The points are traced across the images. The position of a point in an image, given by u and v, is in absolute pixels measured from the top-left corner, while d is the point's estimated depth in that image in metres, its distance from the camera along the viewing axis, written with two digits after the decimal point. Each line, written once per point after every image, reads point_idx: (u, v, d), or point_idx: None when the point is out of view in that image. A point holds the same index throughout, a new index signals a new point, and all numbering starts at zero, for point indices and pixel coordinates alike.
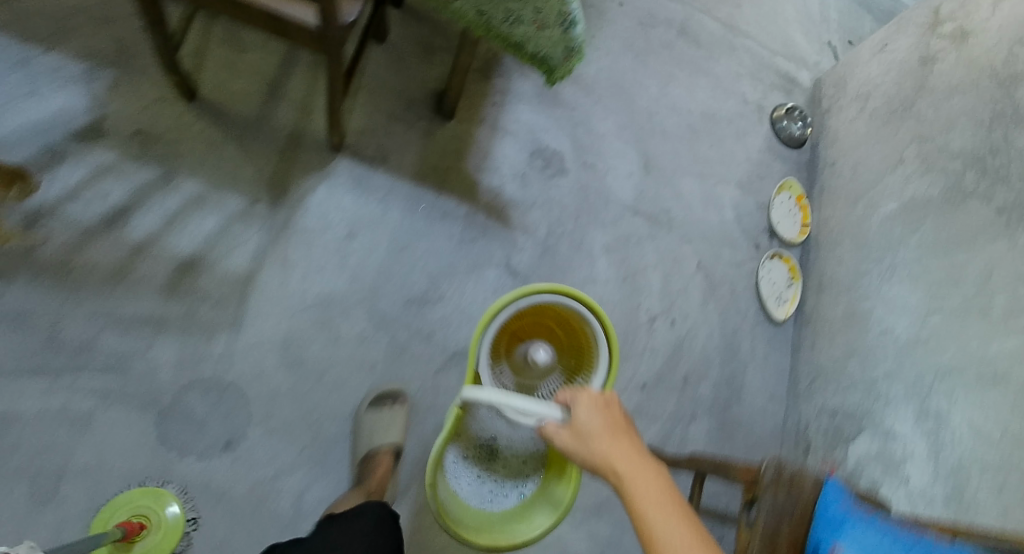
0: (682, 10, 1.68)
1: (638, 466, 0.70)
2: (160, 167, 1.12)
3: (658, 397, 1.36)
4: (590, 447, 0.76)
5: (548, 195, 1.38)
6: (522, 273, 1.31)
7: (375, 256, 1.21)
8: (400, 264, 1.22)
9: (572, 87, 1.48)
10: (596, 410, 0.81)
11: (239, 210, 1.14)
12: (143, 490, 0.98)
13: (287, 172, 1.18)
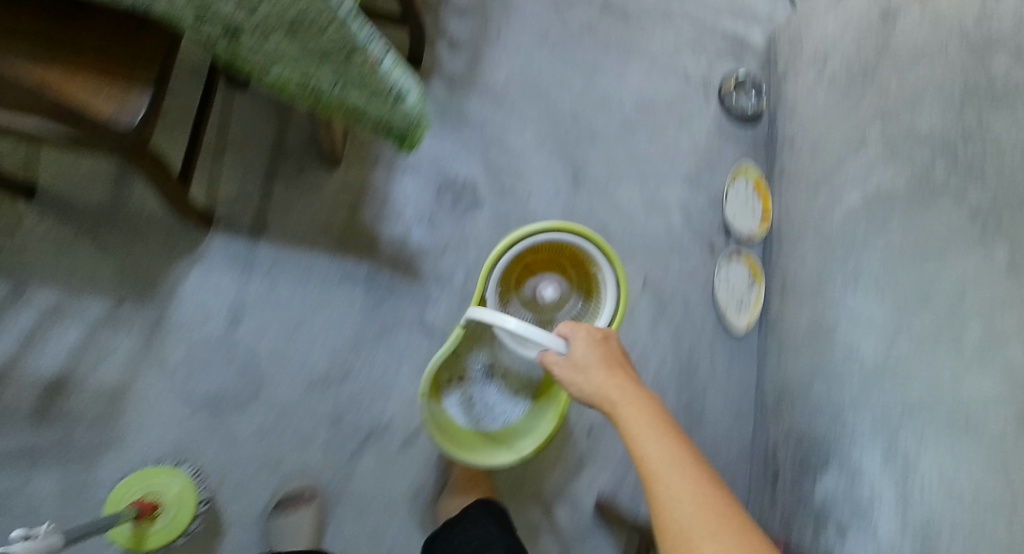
0: None
1: (638, 405, 0.75)
2: (7, 282, 1.00)
3: (608, 439, 1.24)
4: (596, 381, 0.79)
5: (463, 233, 1.23)
6: (440, 330, 1.17)
7: (266, 340, 1.08)
8: (297, 345, 1.09)
9: (479, 98, 1.30)
10: (599, 345, 0.83)
11: (102, 315, 1.02)
12: (152, 467, 1.00)
13: (149, 266, 1.04)
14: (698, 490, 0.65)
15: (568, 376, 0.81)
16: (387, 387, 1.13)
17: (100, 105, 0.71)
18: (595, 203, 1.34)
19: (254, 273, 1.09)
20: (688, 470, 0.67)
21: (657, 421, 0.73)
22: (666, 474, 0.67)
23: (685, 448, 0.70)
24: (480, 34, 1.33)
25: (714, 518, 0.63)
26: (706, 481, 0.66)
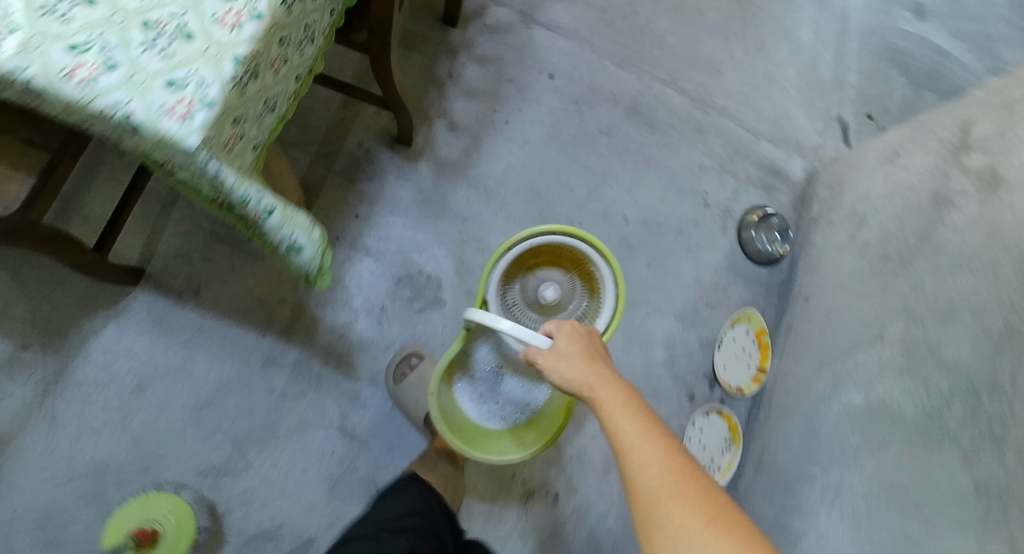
0: (635, 82, 1.34)
1: (614, 386, 0.66)
2: None
3: None
4: (575, 362, 0.71)
5: (413, 333, 1.11)
6: (361, 437, 1.06)
7: (168, 414, 0.99)
8: (200, 425, 1.00)
9: (466, 187, 1.18)
10: (578, 335, 0.76)
11: (4, 355, 0.95)
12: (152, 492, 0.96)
13: (65, 313, 0.97)
14: (671, 469, 0.56)
15: (546, 360, 0.73)
16: (286, 490, 1.01)
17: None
18: None
19: (175, 340, 1.00)
20: (663, 447, 0.58)
21: (637, 404, 0.64)
22: (639, 453, 0.58)
23: (663, 429, 0.60)
24: (485, 118, 1.23)
25: (689, 500, 0.54)
26: (682, 464, 0.56)
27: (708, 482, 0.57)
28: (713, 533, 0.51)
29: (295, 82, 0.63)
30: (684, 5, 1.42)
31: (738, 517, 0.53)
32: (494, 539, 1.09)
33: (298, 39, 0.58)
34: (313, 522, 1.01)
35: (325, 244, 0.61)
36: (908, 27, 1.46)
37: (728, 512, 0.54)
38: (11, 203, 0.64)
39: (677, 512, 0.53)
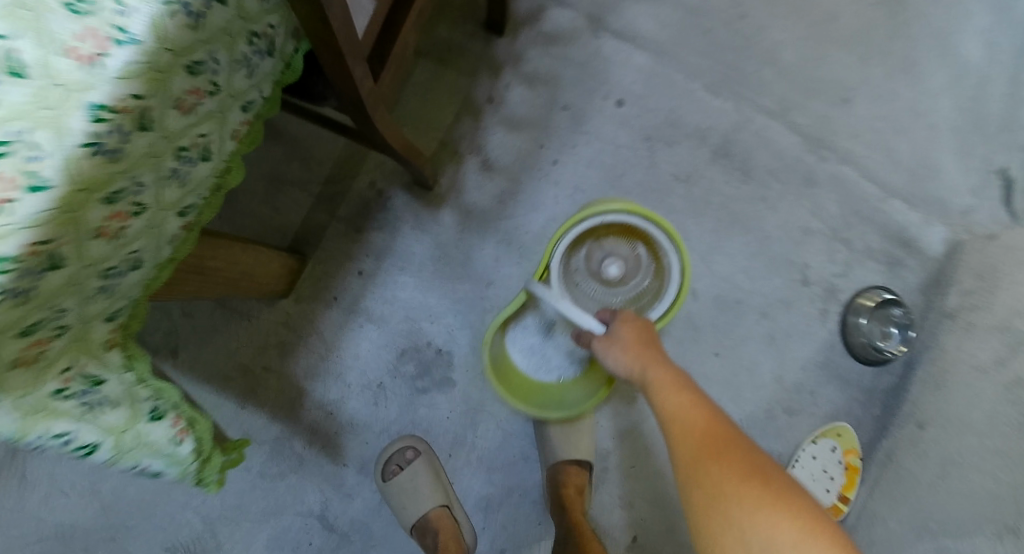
0: (730, 111, 1.03)
1: (663, 366, 0.65)
2: None
3: None
4: (626, 344, 0.70)
5: (413, 416, 0.95)
6: (341, 530, 0.93)
7: (138, 484, 0.91)
8: (169, 498, 0.91)
9: (494, 243, 0.97)
10: (634, 320, 0.74)
11: None
12: None
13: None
14: (711, 431, 0.54)
15: (602, 345, 0.73)
16: None
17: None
18: (604, 419, 1.00)
19: None
20: (704, 415, 0.57)
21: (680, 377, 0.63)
22: (684, 422, 0.57)
23: (706, 400, 0.59)
24: (529, 156, 1.00)
25: (726, 464, 0.51)
26: (723, 431, 0.55)
27: (751, 447, 0.54)
28: (749, 497, 0.48)
29: (178, 214, 0.42)
30: (811, 7, 1.07)
31: (778, 472, 0.51)
32: None
33: (170, 172, 0.38)
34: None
35: (201, 452, 0.45)
36: None
37: (773, 476, 0.51)
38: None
39: (716, 474, 0.51)
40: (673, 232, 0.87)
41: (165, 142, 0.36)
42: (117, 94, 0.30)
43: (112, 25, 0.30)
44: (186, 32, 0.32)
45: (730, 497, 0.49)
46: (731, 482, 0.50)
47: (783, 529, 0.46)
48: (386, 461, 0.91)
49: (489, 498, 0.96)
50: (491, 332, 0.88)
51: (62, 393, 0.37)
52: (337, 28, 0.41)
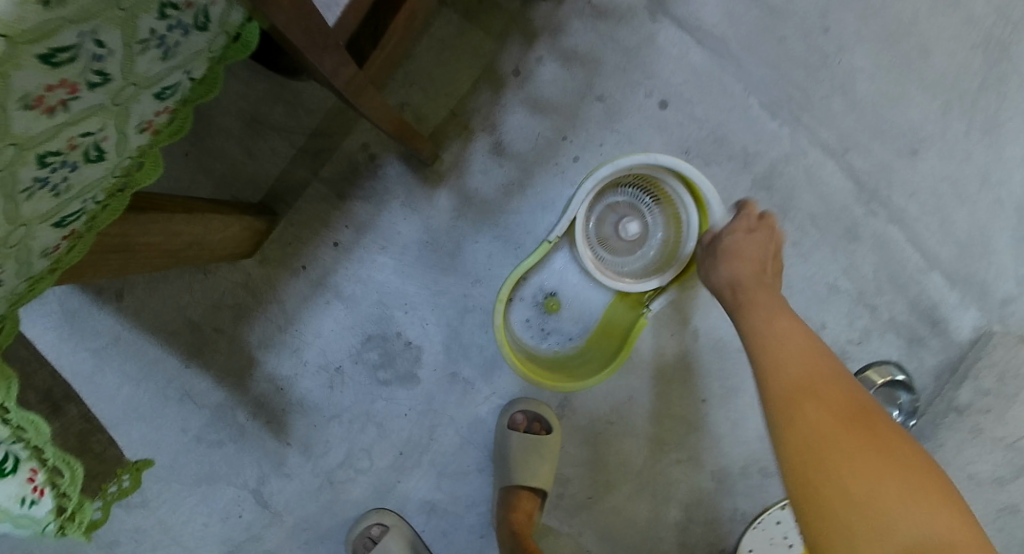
0: (784, 138, 0.91)
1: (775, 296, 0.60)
2: None
3: None
4: (732, 259, 0.64)
5: (366, 407, 0.88)
6: (274, 509, 0.90)
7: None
8: None
9: (490, 239, 0.87)
10: (749, 230, 0.66)
11: None
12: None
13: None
14: (814, 370, 0.50)
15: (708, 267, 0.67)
16: (182, 542, 0.90)
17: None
18: (571, 447, 0.93)
19: (88, 346, 0.85)
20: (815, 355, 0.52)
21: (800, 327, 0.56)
22: (789, 355, 0.52)
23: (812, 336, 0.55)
24: (548, 147, 0.87)
25: (826, 403, 0.47)
26: (829, 371, 0.50)
27: (862, 392, 0.49)
28: (847, 436, 0.44)
29: (59, 225, 0.32)
30: (905, 32, 0.92)
31: (884, 422, 0.46)
32: None
33: (33, 182, 0.27)
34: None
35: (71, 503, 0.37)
36: None
37: (878, 424, 0.46)
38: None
39: (812, 413, 0.46)
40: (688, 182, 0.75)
41: (19, 152, 0.25)
42: None
43: None
44: (35, 12, 0.20)
45: (831, 439, 0.44)
46: (828, 425, 0.45)
47: (890, 480, 0.41)
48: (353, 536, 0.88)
49: (433, 504, 0.91)
50: (500, 294, 0.79)
51: None
52: (288, 28, 0.35)
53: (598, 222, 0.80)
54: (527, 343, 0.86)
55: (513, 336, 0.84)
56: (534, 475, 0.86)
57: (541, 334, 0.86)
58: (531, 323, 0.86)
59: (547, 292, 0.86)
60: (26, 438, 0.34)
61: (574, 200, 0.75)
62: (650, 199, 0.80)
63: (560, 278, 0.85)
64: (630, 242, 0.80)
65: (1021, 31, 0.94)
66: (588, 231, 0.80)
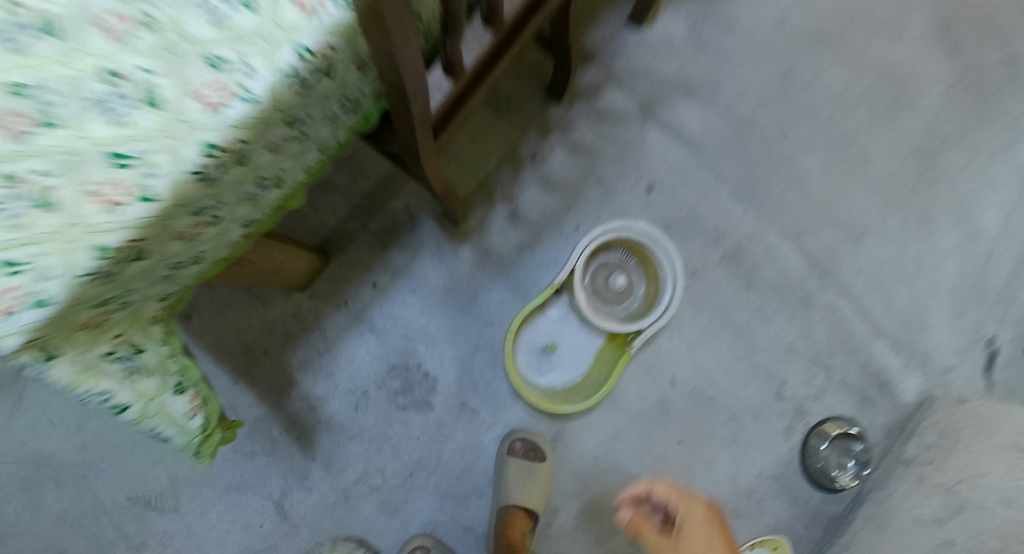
0: (749, 221, 1.10)
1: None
2: None
3: None
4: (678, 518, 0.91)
5: (385, 429, 1.01)
6: (292, 520, 1.00)
7: (119, 431, 0.99)
8: (145, 452, 0.99)
9: (502, 288, 1.03)
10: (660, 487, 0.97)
11: None
12: None
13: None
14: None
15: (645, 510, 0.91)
16: (205, 547, 0.99)
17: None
18: (563, 478, 1.04)
19: None
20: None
21: None
22: None
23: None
24: (555, 217, 1.06)
25: None
26: None
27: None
28: None
29: (244, 225, 0.49)
30: (847, 145, 1.14)
31: None
32: None
33: (246, 192, 0.44)
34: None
35: (205, 425, 0.53)
36: None
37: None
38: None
39: None
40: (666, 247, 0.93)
41: (250, 172, 0.42)
42: (227, 136, 0.37)
43: (240, 83, 0.37)
44: (289, 93, 0.39)
45: None
46: None
47: None
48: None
49: (435, 524, 1.01)
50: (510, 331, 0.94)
51: (112, 355, 0.43)
52: (410, 118, 0.51)
53: (593, 276, 0.97)
54: (528, 377, 0.99)
55: (518, 370, 0.98)
56: (529, 495, 0.97)
57: (541, 371, 1.00)
58: (532, 362, 1.00)
59: (548, 335, 1.01)
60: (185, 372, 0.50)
61: (576, 256, 0.92)
62: (635, 260, 0.98)
63: (557, 327, 1.01)
64: (618, 294, 0.97)
65: (942, 150, 1.17)
66: (585, 283, 0.96)
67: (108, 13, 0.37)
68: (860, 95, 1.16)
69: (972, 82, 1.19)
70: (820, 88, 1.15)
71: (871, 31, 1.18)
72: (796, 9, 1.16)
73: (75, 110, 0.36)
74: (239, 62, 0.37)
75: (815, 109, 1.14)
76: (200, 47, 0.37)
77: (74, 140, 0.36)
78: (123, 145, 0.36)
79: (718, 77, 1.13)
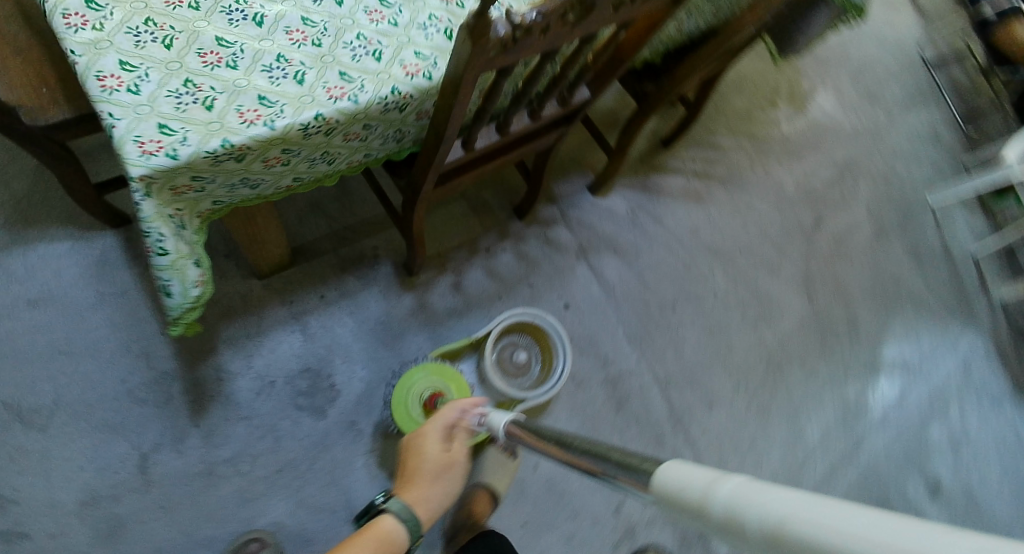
0: (632, 360, 1.35)
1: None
2: None
3: None
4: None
5: (274, 421, 1.10)
6: (149, 476, 1.02)
7: (29, 339, 1.04)
8: (41, 366, 1.03)
9: (424, 338, 1.21)
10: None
11: None
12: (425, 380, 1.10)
13: (45, 211, 1.10)
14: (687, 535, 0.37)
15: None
16: (49, 476, 0.99)
17: (14, 95, 0.73)
18: None
19: (98, 288, 1.08)
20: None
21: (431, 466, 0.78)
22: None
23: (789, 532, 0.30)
24: (486, 300, 1.28)
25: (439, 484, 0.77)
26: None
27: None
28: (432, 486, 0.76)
29: (295, 178, 0.68)
30: (719, 334, 1.44)
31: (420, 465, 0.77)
32: None
33: (312, 156, 0.65)
34: (41, 522, 0.97)
35: (197, 304, 0.64)
36: (911, 492, 1.41)
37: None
38: (37, 117, 0.74)
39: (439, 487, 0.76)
40: (562, 340, 1.18)
41: (325, 143, 0.64)
42: (331, 115, 0.59)
43: (352, 91, 0.60)
44: (375, 110, 0.62)
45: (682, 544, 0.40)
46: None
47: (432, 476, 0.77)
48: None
49: (279, 525, 1.05)
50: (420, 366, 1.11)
51: (171, 215, 0.59)
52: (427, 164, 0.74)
53: (501, 347, 1.18)
54: None
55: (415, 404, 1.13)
56: (498, 480, 1.10)
57: None
58: None
59: None
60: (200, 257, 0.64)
61: (495, 322, 1.15)
62: (538, 348, 1.21)
63: None
64: (516, 366, 1.18)
65: (791, 361, 1.47)
66: (495, 351, 1.17)
67: (294, 29, 0.61)
68: (739, 302, 1.49)
69: (817, 327, 1.51)
70: (711, 286, 1.48)
71: (755, 265, 1.53)
72: (707, 226, 1.54)
73: (250, 66, 0.58)
74: (357, 81, 0.61)
75: (705, 297, 1.47)
76: (338, 67, 0.61)
77: (241, 81, 0.57)
78: (270, 94, 0.57)
79: (640, 248, 1.46)
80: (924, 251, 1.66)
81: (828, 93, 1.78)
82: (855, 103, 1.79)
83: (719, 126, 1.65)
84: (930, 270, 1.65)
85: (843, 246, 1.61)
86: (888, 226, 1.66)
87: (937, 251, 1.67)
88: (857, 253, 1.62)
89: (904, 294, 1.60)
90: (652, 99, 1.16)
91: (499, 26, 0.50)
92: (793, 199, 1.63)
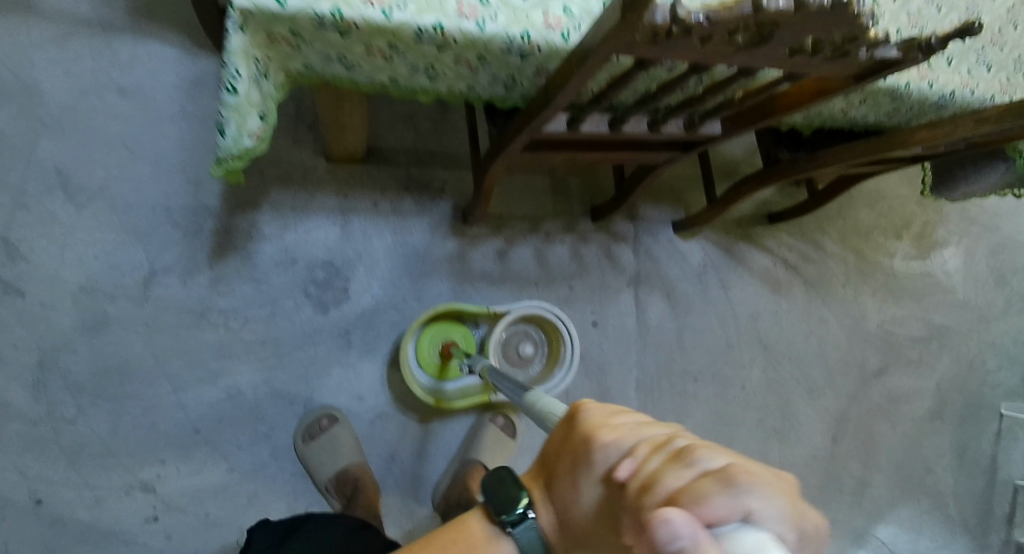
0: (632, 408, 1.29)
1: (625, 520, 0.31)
2: None
3: (19, 517, 0.96)
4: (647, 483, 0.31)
5: (278, 296, 1.10)
6: (148, 291, 1.05)
7: (105, 120, 1.07)
8: (106, 150, 1.06)
9: (447, 287, 1.18)
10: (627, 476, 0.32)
11: None
12: (448, 325, 1.12)
13: (171, 13, 1.11)
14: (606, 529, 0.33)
15: (602, 486, 0.33)
16: (67, 249, 1.03)
17: None
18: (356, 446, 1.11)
19: (184, 103, 1.10)
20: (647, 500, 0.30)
21: None
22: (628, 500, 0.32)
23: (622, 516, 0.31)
24: (523, 280, 1.24)
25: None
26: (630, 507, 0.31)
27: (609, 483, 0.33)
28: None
29: (391, 77, 0.65)
30: (725, 427, 1.35)
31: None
32: (80, 460, 0.99)
33: (414, 64, 0.61)
34: (40, 286, 1.01)
35: (244, 155, 0.62)
36: None
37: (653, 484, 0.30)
38: None
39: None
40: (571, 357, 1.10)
41: (433, 56, 0.60)
42: (450, 30, 0.55)
43: (483, 16, 0.55)
44: (493, 44, 0.57)
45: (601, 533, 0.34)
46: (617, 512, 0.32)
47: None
48: (306, 426, 1.06)
49: (237, 391, 1.06)
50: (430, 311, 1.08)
51: (256, 59, 0.56)
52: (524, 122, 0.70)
53: (516, 332, 1.14)
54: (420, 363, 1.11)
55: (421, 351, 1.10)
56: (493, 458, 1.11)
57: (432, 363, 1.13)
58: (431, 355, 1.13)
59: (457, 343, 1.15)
60: (267, 112, 0.62)
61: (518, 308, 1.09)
62: (548, 351, 1.15)
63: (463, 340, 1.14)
64: (520, 356, 1.13)
65: None
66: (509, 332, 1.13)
67: None
68: (760, 407, 1.39)
69: (823, 470, 1.40)
70: (742, 377, 1.38)
71: (796, 380, 1.43)
72: (769, 318, 1.43)
73: None
74: (490, 7, 0.56)
75: (729, 385, 1.37)
76: None
77: None
78: None
79: (693, 306, 1.37)
80: (970, 454, 1.51)
81: (960, 250, 1.61)
82: (980, 273, 1.62)
83: (833, 226, 1.53)
84: (967, 475, 1.49)
85: (893, 404, 1.48)
86: (949, 411, 1.51)
87: (985, 461, 1.51)
88: (902, 421, 1.48)
89: (928, 485, 1.46)
90: (779, 167, 1.07)
91: (657, 11, 0.44)
92: (868, 335, 1.50)
